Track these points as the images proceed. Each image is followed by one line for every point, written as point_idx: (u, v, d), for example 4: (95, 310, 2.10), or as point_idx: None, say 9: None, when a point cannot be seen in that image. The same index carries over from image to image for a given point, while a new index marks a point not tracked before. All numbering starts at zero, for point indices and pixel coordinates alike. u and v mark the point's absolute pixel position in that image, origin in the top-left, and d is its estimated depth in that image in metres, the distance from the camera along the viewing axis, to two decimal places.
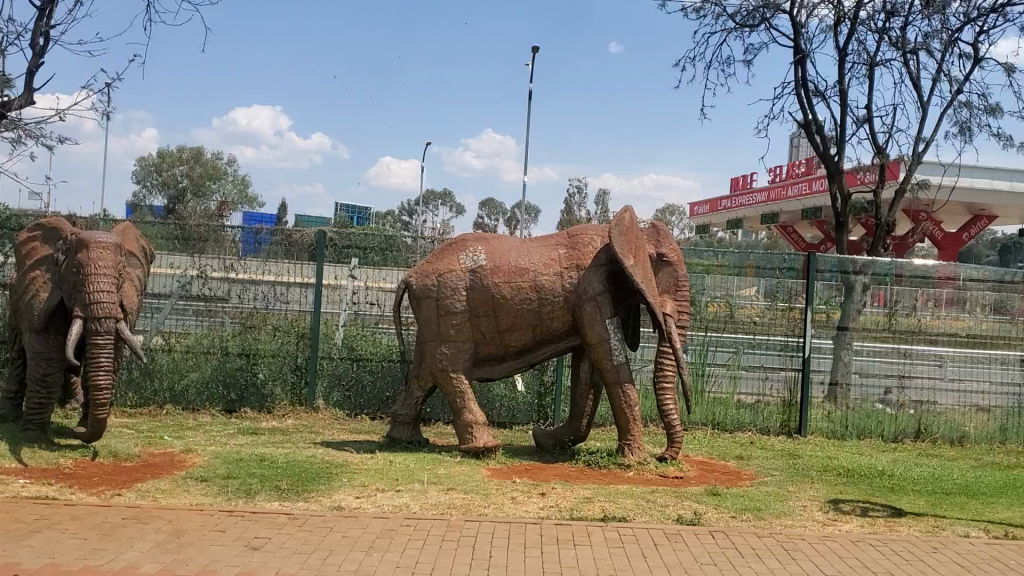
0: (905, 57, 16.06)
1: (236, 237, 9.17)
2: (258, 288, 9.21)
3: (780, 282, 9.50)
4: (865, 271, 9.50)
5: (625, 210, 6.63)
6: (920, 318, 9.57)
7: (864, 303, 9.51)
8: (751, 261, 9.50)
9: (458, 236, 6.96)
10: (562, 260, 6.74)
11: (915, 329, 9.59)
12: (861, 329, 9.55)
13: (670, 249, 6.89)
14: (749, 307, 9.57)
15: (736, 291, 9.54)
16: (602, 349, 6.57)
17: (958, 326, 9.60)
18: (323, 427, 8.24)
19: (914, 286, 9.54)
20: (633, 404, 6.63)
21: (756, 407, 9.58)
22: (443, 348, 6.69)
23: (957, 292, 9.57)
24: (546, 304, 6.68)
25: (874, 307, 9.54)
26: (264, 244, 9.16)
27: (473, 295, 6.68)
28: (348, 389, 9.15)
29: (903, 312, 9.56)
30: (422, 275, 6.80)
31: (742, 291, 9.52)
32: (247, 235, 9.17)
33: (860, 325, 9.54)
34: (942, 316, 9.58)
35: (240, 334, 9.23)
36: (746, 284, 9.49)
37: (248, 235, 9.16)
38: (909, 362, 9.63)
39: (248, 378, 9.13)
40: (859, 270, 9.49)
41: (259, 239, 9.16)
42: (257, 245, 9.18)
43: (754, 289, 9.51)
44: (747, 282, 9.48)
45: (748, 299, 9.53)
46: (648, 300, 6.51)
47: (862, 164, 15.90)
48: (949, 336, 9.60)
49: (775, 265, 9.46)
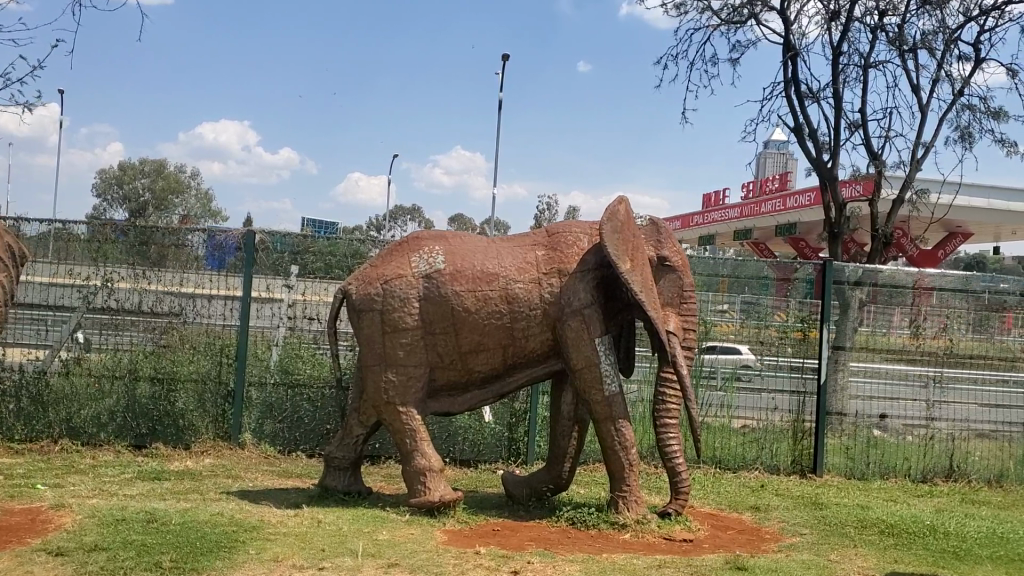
0: (902, 57, 15.00)
1: (201, 250, 7.71)
2: (174, 298, 7.73)
3: (754, 298, 8.19)
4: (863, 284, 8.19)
5: (620, 201, 5.28)
6: (938, 336, 8.32)
7: (864, 320, 8.20)
8: (725, 276, 8.15)
9: (409, 234, 5.57)
10: (540, 265, 5.38)
11: (929, 351, 8.33)
12: (859, 347, 8.22)
13: (674, 251, 5.55)
14: (723, 324, 8.23)
15: (709, 307, 8.18)
16: (591, 376, 5.22)
17: (964, 345, 8.36)
18: (245, 471, 6.79)
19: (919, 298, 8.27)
20: (629, 446, 5.27)
21: (761, 442, 8.28)
22: (389, 374, 5.28)
23: (962, 306, 8.34)
24: (519, 319, 5.31)
25: (884, 328, 8.25)
26: (228, 256, 7.65)
27: (427, 307, 5.29)
28: (281, 421, 7.71)
29: (922, 333, 8.31)
30: (364, 283, 5.41)
31: (715, 306, 8.18)
32: (210, 241, 7.69)
33: (862, 343, 8.20)
34: (944, 333, 8.33)
35: (152, 354, 7.72)
36: (719, 301, 8.18)
37: (213, 241, 7.68)
38: (925, 386, 8.35)
39: (163, 408, 7.66)
40: (859, 282, 8.19)
41: (223, 250, 7.65)
42: (220, 258, 7.66)
43: (728, 305, 8.19)
44: (720, 299, 8.18)
45: (723, 317, 8.21)
46: (650, 314, 5.17)
47: (857, 171, 14.78)
48: (952, 350, 8.36)
49: (750, 276, 8.14)
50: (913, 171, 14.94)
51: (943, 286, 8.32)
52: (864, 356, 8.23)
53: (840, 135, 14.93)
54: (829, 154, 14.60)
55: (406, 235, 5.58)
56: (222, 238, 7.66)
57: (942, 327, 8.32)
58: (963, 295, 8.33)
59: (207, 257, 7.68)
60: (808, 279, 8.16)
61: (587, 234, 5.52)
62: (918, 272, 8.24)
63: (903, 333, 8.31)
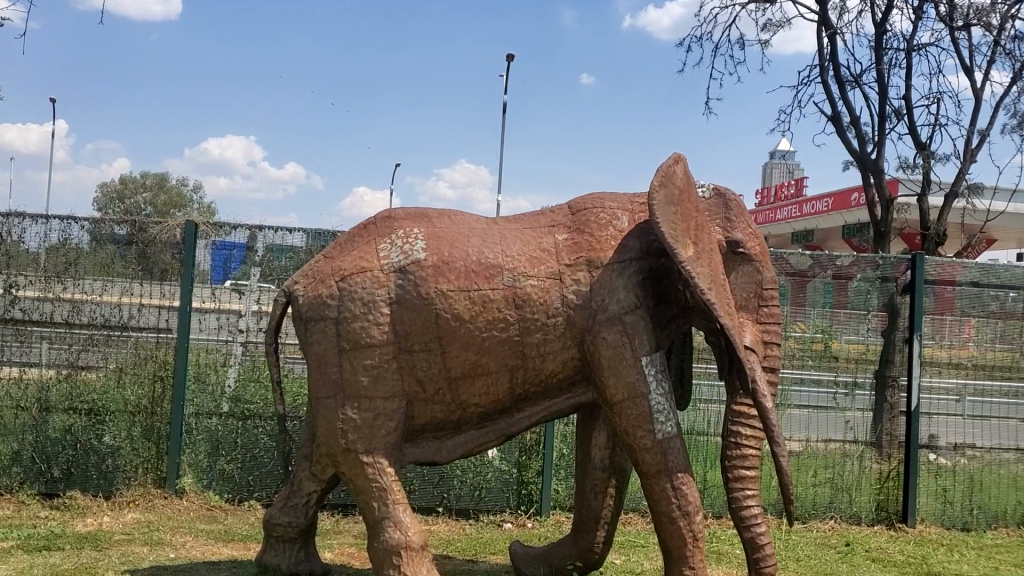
0: (953, 35, 13.42)
1: (202, 263, 6.09)
2: (94, 308, 6.09)
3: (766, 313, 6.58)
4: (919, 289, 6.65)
5: (676, 160, 3.71)
6: (961, 349, 6.76)
7: (952, 332, 6.73)
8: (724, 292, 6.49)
9: (377, 215, 3.97)
10: (561, 254, 3.80)
11: (998, 365, 6.81)
12: (936, 363, 6.72)
13: (746, 232, 3.97)
14: None
15: None
16: (638, 410, 3.66)
17: (992, 355, 6.80)
18: (174, 532, 5.21)
19: (984, 302, 6.74)
20: (692, 513, 3.69)
21: (838, 484, 6.77)
22: (347, 412, 3.69)
23: (989, 312, 6.75)
24: (534, 331, 3.72)
25: (954, 341, 6.74)
26: (237, 266, 6.10)
27: (401, 315, 3.69)
28: (230, 461, 6.11)
29: (983, 345, 6.78)
30: (316, 280, 3.83)
31: None
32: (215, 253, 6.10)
33: (940, 359, 6.72)
34: (995, 346, 6.80)
35: (67, 378, 6.11)
36: None
37: (219, 251, 6.08)
38: (997, 407, 6.83)
39: (83, 446, 6.10)
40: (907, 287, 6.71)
41: (231, 259, 6.09)
42: (227, 269, 6.10)
43: None
44: None
45: None
46: (721, 319, 3.59)
47: (904, 164, 13.19)
48: (978, 364, 6.79)
49: None
50: (966, 163, 13.35)
51: (974, 278, 6.71)
52: (940, 372, 6.72)
53: (885, 123, 13.33)
54: (872, 146, 13.01)
55: (374, 216, 3.98)
56: (151, 233, 6.10)
57: (1003, 338, 6.80)
58: (1001, 294, 6.75)
59: (213, 270, 6.09)
60: (831, 288, 6.59)
61: (627, 209, 3.94)
62: (942, 262, 6.66)
63: (952, 345, 6.74)
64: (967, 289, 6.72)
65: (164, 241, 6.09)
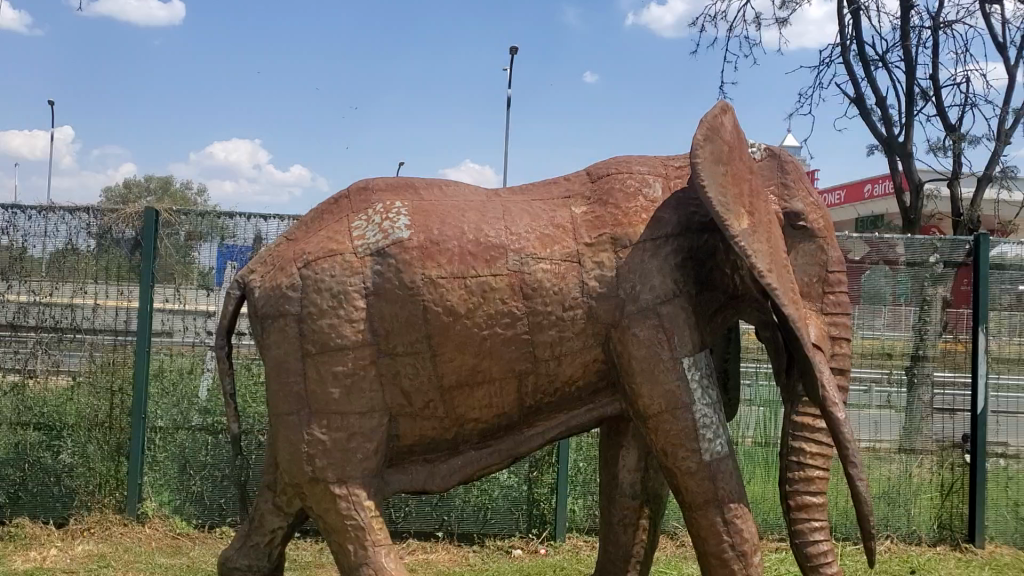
0: (986, 9, 12.60)
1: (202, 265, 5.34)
2: (43, 310, 5.35)
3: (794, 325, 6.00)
4: (947, 276, 5.98)
5: (723, 109, 2.95)
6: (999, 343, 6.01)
7: None
8: None
9: (351, 186, 3.21)
10: (578, 230, 3.04)
11: None
12: (1003, 359, 6.03)
13: (807, 201, 3.21)
14: None
15: None
16: (678, 425, 2.92)
17: (1011, 347, 6.02)
18: (127, 568, 4.47)
19: None
20: (749, 553, 2.93)
21: (895, 497, 6.03)
22: (314, 433, 2.94)
23: (1002, 305, 6.00)
24: (546, 327, 2.97)
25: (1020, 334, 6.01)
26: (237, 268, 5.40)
27: (380, 310, 2.93)
28: (198, 482, 5.36)
29: None
30: (277, 267, 3.08)
31: None
32: (224, 257, 5.35)
33: (1008, 355, 6.03)
34: None
35: (13, 389, 5.37)
36: None
37: (230, 256, 5.33)
38: None
39: (32, 467, 5.36)
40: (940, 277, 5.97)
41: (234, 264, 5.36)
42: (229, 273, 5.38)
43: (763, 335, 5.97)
44: None
45: None
46: (782, 308, 2.85)
47: (933, 148, 12.39)
48: (1017, 357, 6.04)
49: None
50: (1000, 146, 12.54)
51: (1000, 259, 5.99)
52: (1009, 369, 6.05)
53: (913, 104, 12.52)
54: (901, 128, 12.22)
55: (348, 188, 3.22)
56: (105, 224, 5.34)
57: None
58: (1012, 285, 6.00)
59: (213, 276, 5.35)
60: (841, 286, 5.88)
61: (659, 174, 3.17)
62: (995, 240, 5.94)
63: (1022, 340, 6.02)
64: (1006, 276, 5.99)
65: (121, 233, 5.34)
